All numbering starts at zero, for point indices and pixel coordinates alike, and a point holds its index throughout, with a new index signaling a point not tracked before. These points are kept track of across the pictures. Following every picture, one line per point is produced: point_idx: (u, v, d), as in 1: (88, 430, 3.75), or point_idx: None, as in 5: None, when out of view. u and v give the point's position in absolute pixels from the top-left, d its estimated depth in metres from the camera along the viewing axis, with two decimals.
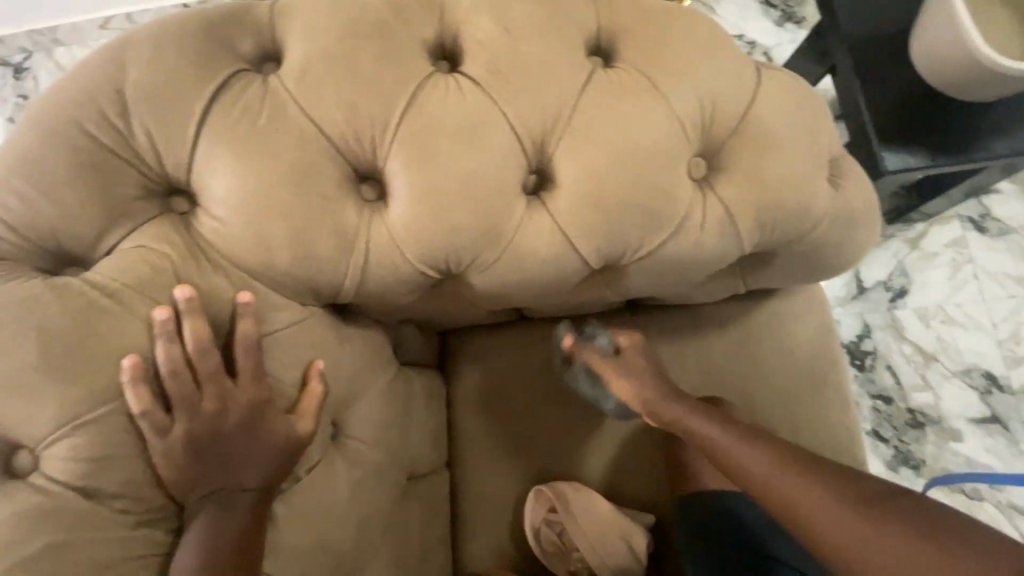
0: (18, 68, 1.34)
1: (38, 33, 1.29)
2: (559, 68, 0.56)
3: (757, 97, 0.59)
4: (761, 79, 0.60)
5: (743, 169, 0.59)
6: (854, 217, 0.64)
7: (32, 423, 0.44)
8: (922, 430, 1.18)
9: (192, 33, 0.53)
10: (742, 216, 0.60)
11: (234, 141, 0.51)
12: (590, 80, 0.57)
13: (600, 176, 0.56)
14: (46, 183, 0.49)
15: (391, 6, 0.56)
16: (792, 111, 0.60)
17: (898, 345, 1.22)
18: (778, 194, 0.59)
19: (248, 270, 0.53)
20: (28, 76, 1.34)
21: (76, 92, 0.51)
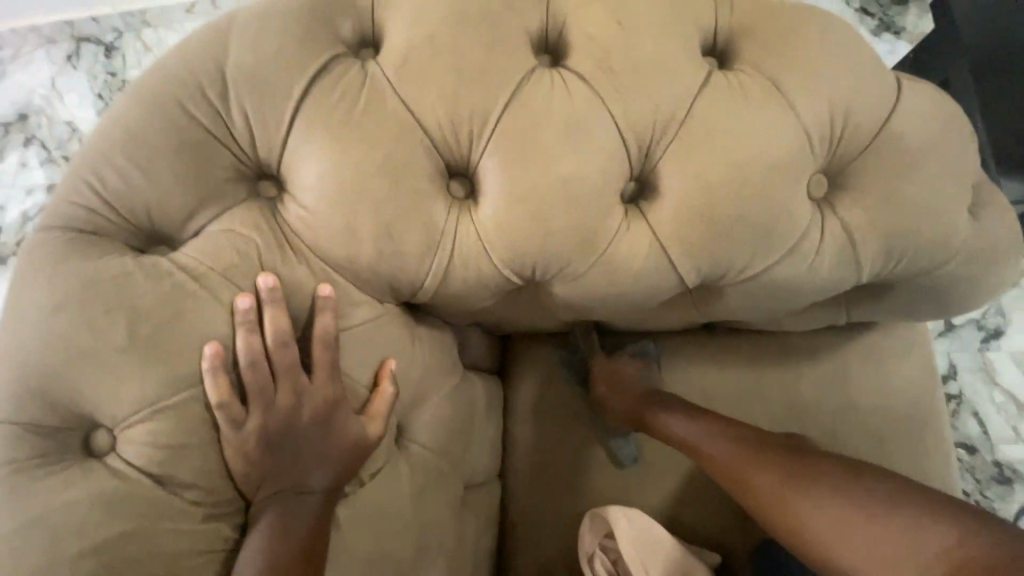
0: (110, 47, 1.40)
1: (131, 14, 1.39)
2: (673, 67, 0.52)
3: (895, 110, 0.53)
4: (900, 90, 0.54)
5: (870, 190, 0.53)
6: (994, 251, 0.56)
7: (113, 403, 0.44)
8: (1009, 486, 1.07)
9: (294, 14, 0.51)
10: (865, 242, 0.53)
11: (328, 128, 0.49)
12: (708, 82, 0.52)
13: (709, 189, 0.51)
14: (143, 160, 0.49)
15: None
16: (933, 127, 0.53)
17: (988, 391, 1.11)
18: (909, 221, 0.53)
19: (332, 262, 0.51)
20: (117, 55, 1.40)
21: (179, 70, 0.50)
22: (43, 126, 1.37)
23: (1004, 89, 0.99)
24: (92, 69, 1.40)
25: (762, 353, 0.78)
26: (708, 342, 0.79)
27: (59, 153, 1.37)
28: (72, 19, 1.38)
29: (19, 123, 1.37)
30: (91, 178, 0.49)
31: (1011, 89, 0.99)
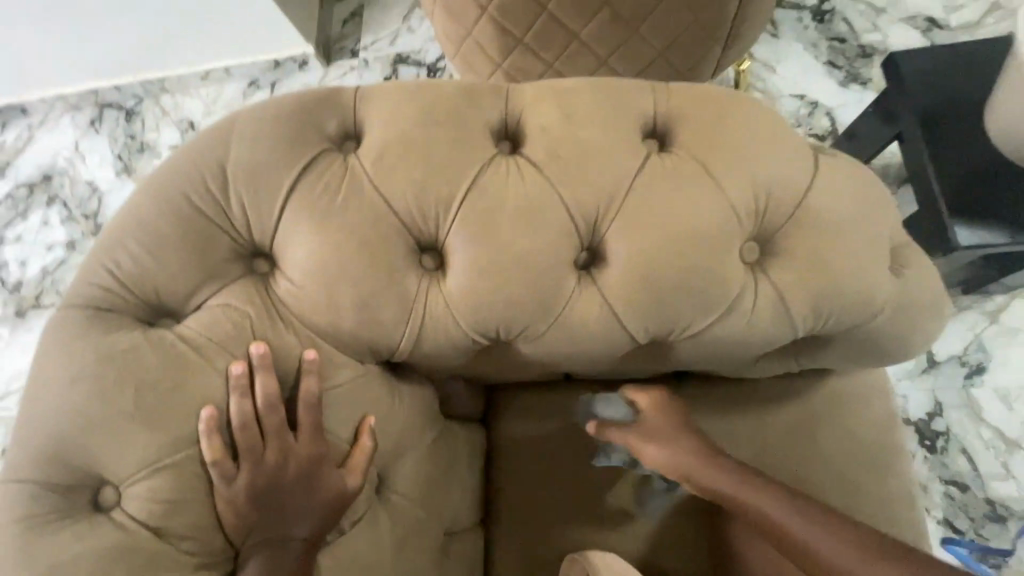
0: (130, 112, 1.53)
1: (150, 82, 1.49)
2: (615, 153, 0.59)
3: (814, 184, 0.60)
4: (819, 165, 0.61)
5: (797, 255, 0.59)
6: (918, 304, 0.62)
7: (119, 463, 0.49)
8: (1004, 524, 1.08)
9: (287, 116, 0.60)
10: (796, 301, 0.59)
11: (314, 214, 0.57)
12: (646, 165, 0.59)
13: (650, 258, 0.58)
14: (154, 245, 0.56)
15: (462, 94, 0.62)
16: (851, 197, 0.60)
17: (976, 427, 1.13)
18: (833, 282, 0.59)
19: (316, 330, 0.58)
20: (138, 118, 1.52)
21: (188, 167, 0.58)
22: (65, 186, 1.49)
23: (952, 143, 1.07)
24: (113, 133, 1.52)
25: (728, 399, 0.83)
26: (677, 388, 0.83)
27: (78, 211, 1.48)
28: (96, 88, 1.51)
29: (42, 184, 1.50)
30: (109, 261, 0.56)
31: (959, 143, 1.07)
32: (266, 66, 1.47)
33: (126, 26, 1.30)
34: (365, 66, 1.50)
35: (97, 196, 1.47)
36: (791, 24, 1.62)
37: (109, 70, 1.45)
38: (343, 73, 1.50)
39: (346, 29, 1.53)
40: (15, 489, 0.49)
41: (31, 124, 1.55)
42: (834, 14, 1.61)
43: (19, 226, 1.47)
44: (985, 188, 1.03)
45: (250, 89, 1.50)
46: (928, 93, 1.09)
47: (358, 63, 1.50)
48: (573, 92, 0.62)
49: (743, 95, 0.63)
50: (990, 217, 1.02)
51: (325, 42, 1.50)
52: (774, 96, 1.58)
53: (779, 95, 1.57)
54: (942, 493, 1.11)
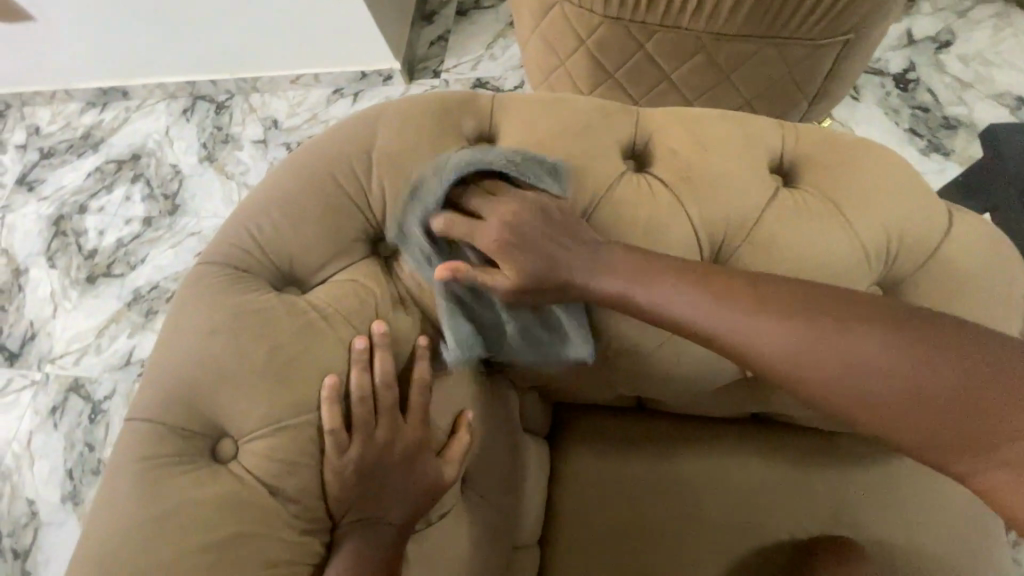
0: (220, 105, 1.63)
1: (244, 80, 1.59)
2: (746, 182, 0.60)
3: (946, 236, 0.59)
4: (951, 218, 0.60)
5: (923, 305, 0.58)
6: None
7: (243, 416, 0.51)
8: None
9: (430, 112, 0.63)
10: None
11: (448, 205, 0.59)
12: (776, 196, 0.60)
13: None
14: (295, 216, 0.59)
15: (597, 111, 0.64)
16: (982, 256, 0.59)
17: None
18: None
19: (434, 316, 0.59)
20: (226, 111, 1.62)
21: (333, 148, 0.61)
22: (151, 167, 1.58)
23: None
24: (202, 123, 1.62)
25: (808, 450, 0.80)
26: (755, 433, 0.82)
27: (158, 189, 1.57)
28: (193, 81, 1.62)
29: (131, 161, 1.60)
30: (250, 226, 0.59)
31: None
32: (353, 77, 1.55)
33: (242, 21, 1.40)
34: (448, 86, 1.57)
35: (178, 178, 1.56)
36: (873, 89, 1.62)
37: (211, 64, 1.55)
38: (425, 90, 1.57)
39: (431, 51, 1.61)
40: (141, 429, 0.51)
41: (128, 108, 1.67)
42: (918, 84, 1.61)
43: (103, 197, 1.56)
44: None
45: (334, 97, 1.59)
46: None
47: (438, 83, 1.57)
48: (704, 121, 0.64)
49: (871, 142, 0.64)
50: None
51: (410, 60, 1.58)
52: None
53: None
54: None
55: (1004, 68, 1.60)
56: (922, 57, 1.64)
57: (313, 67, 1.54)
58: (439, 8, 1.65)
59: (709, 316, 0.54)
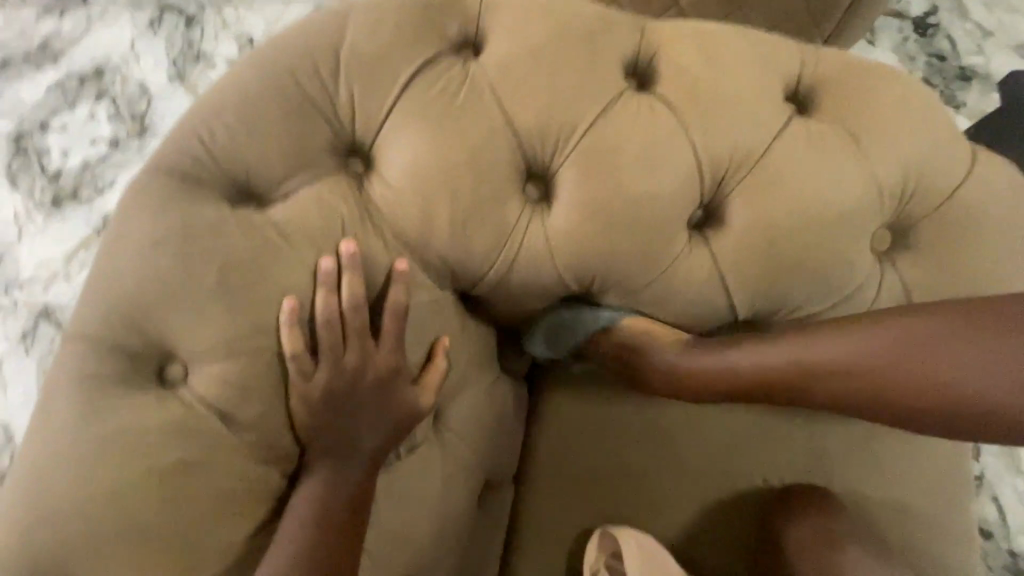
0: (190, 17, 1.41)
1: None
2: (756, 107, 0.54)
3: (968, 177, 0.54)
4: (976, 157, 0.56)
5: (932, 252, 0.55)
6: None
7: (193, 339, 0.47)
8: None
9: (409, 9, 0.55)
10: (921, 301, 0.55)
11: (426, 116, 0.53)
12: (788, 125, 0.54)
13: (773, 227, 0.54)
14: (251, 121, 0.52)
15: (598, 18, 0.57)
16: (1004, 200, 0.55)
17: (1012, 478, 1.03)
18: (965, 288, 0.54)
19: (406, 242, 0.54)
20: (198, 25, 1.41)
21: (297, 45, 0.54)
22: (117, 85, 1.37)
23: None
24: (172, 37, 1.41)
25: None
26: None
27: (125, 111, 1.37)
28: None
29: (94, 77, 1.37)
30: (201, 132, 0.53)
31: None
32: None
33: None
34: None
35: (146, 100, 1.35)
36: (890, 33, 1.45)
37: None
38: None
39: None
40: (82, 347, 0.46)
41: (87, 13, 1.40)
42: (937, 30, 1.45)
43: (63, 117, 1.35)
44: None
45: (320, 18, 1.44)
46: None
47: None
48: (718, 35, 0.57)
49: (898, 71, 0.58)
50: None
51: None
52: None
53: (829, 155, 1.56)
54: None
55: None
56: None
57: None
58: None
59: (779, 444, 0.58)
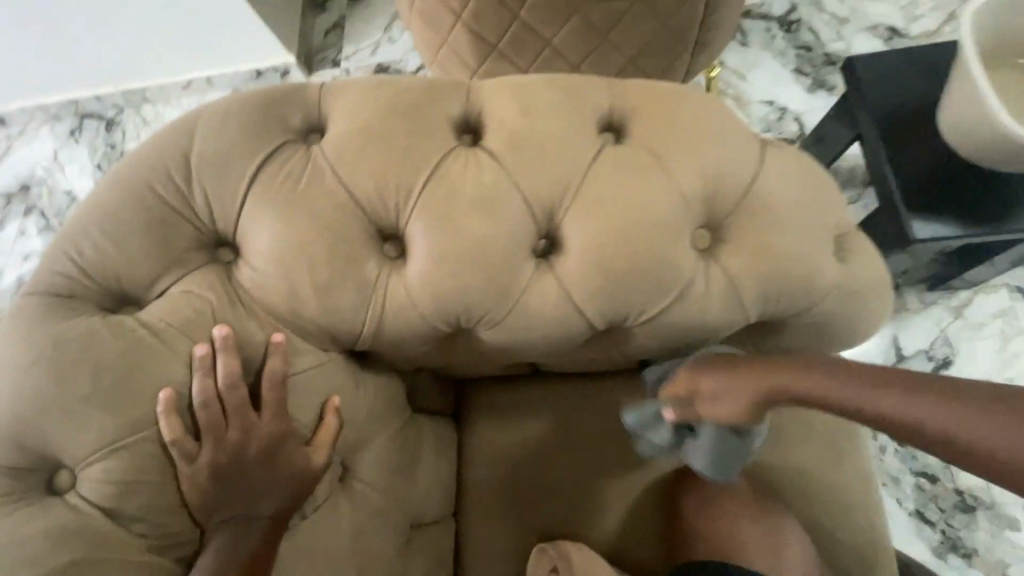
0: (109, 121, 1.70)
1: (129, 92, 1.66)
2: (569, 143, 0.62)
3: (760, 174, 0.63)
4: (767, 155, 0.64)
5: (747, 240, 0.62)
6: (859, 287, 0.66)
7: (74, 445, 0.51)
8: (972, 515, 1.14)
9: (252, 109, 0.62)
10: (745, 285, 0.62)
11: (276, 201, 0.58)
12: (599, 154, 0.62)
13: (603, 244, 0.60)
14: (115, 232, 0.57)
15: (424, 90, 0.64)
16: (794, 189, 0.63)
17: None
18: (781, 266, 0.62)
19: (278, 316, 0.59)
20: (117, 129, 1.70)
21: (152, 158, 0.59)
22: (40, 198, 1.67)
23: (908, 141, 1.12)
24: (92, 142, 1.69)
25: None
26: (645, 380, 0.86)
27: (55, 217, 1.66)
28: (71, 101, 1.69)
29: (19, 193, 1.68)
30: (70, 249, 0.57)
31: (913, 141, 1.11)
32: (249, 75, 1.64)
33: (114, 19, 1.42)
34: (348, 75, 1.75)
35: (70, 201, 1.63)
36: (760, 34, 1.87)
37: (93, 79, 1.62)
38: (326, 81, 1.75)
39: (327, 40, 1.77)
40: None
41: (9, 135, 1.73)
42: (799, 24, 1.86)
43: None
44: (942, 186, 1.07)
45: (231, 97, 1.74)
46: (883, 93, 1.15)
47: (343, 71, 1.73)
48: (531, 87, 0.65)
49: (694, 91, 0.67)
50: (945, 212, 1.06)
51: (307, 53, 1.73)
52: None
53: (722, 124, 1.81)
54: (938, 365, 1.46)
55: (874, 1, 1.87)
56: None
57: (202, 71, 1.61)
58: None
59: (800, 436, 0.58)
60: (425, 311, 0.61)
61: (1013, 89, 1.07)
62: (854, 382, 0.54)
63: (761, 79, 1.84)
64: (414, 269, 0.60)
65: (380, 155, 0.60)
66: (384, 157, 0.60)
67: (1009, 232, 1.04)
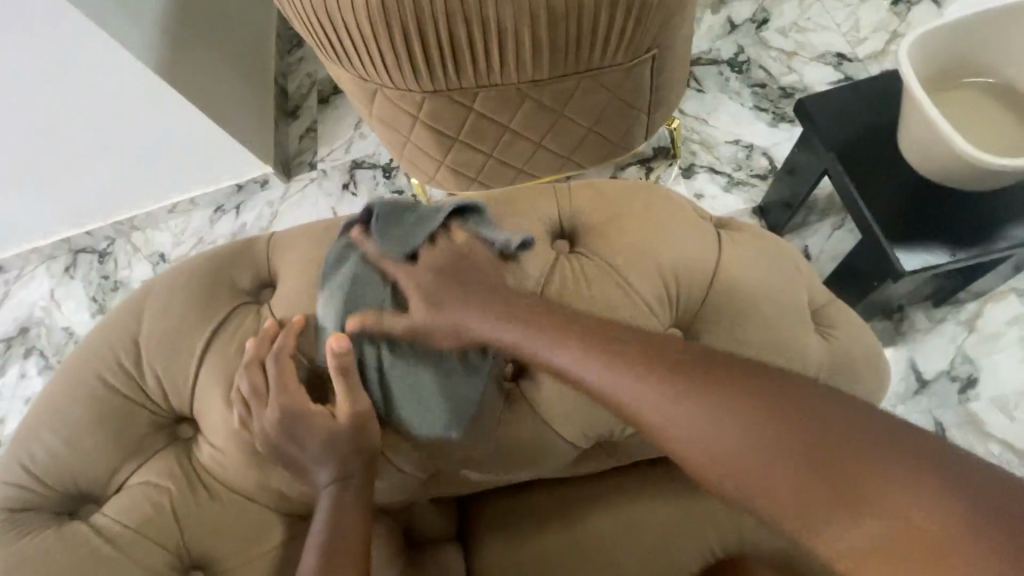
0: (102, 253, 1.81)
1: (120, 223, 1.78)
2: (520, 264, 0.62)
3: (716, 267, 0.61)
4: (723, 245, 0.63)
5: (718, 334, 0.61)
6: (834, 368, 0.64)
7: None
8: None
9: (199, 277, 0.61)
10: None
11: (229, 373, 0.57)
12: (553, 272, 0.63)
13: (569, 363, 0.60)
14: (67, 431, 0.56)
15: (370, 230, 0.64)
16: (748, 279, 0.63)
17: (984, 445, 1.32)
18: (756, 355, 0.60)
19: (245, 492, 0.57)
20: (110, 259, 1.80)
21: (101, 345, 0.59)
22: (41, 337, 1.73)
23: (874, 173, 1.11)
24: (87, 275, 1.79)
25: None
26: (651, 473, 0.82)
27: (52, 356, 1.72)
28: (66, 238, 1.79)
29: (20, 337, 1.74)
30: (24, 454, 0.56)
31: (879, 172, 1.11)
32: (230, 191, 1.78)
33: (95, 160, 1.52)
34: (324, 174, 1.81)
35: (70, 338, 1.70)
36: (713, 79, 1.92)
37: (84, 217, 1.73)
38: (304, 183, 1.81)
39: (304, 145, 1.85)
40: None
41: (6, 281, 1.82)
42: (749, 64, 1.92)
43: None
44: (920, 213, 1.06)
45: (216, 215, 1.81)
46: (839, 129, 1.15)
47: (317, 173, 1.82)
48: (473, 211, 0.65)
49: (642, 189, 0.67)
50: (929, 239, 1.04)
51: (285, 161, 1.82)
52: (691, 167, 1.82)
53: (694, 167, 1.81)
54: (962, 382, 1.39)
55: (817, 32, 1.94)
56: (748, 38, 1.95)
57: (184, 194, 1.75)
58: (301, 103, 1.90)
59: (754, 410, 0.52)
60: (408, 454, 0.62)
61: (958, 113, 1.09)
62: (630, 370, 0.56)
63: (722, 120, 1.87)
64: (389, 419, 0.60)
65: (332, 307, 0.59)
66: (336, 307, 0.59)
67: (998, 250, 1.01)
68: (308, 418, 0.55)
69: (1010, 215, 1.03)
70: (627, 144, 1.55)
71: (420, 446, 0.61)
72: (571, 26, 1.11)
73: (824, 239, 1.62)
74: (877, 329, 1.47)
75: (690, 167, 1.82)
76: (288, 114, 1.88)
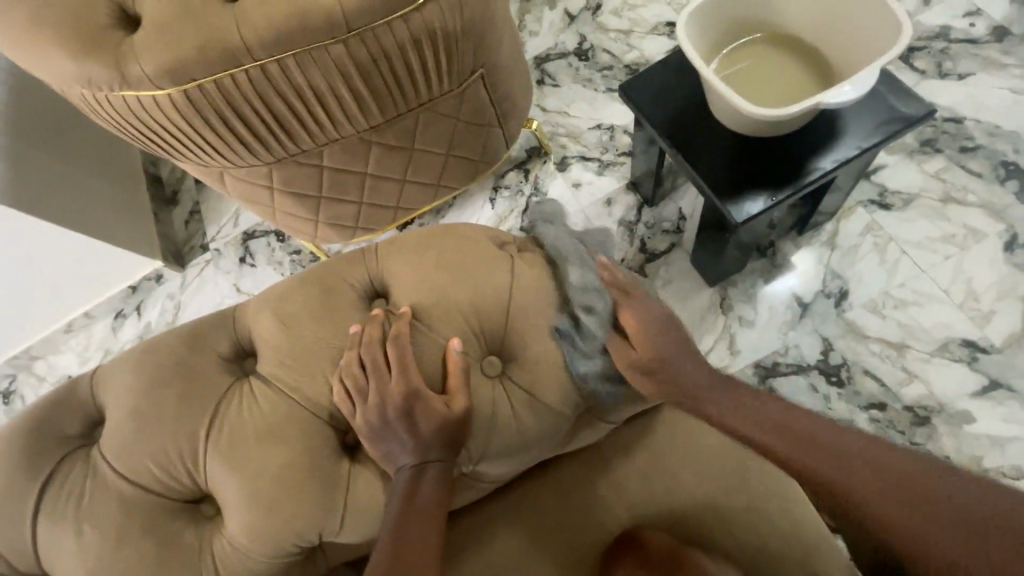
0: (6, 393, 1.71)
1: (17, 357, 1.72)
2: (319, 347, 0.75)
3: (517, 299, 0.79)
4: (522, 289, 0.79)
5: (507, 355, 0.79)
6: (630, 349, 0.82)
7: None
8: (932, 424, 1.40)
9: (24, 441, 0.69)
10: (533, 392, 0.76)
11: (66, 518, 0.67)
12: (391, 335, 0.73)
13: (413, 411, 0.70)
14: None
15: (179, 356, 0.73)
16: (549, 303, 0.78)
17: (868, 345, 1.47)
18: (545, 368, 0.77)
19: None
20: (16, 396, 1.71)
21: None
22: None
23: (695, 140, 1.19)
24: None
25: (587, 468, 0.87)
26: (545, 477, 0.87)
27: None
28: None
29: None
30: None
31: (698, 137, 1.19)
32: (126, 293, 1.75)
33: None
34: (218, 254, 1.77)
35: None
36: (564, 71, 1.99)
37: None
38: (200, 267, 1.77)
39: (190, 228, 1.80)
40: None
41: None
42: (594, 49, 2.01)
43: None
44: (740, 168, 1.15)
45: (118, 321, 1.74)
46: (662, 104, 1.22)
47: (211, 254, 1.78)
48: (285, 300, 0.77)
49: (432, 248, 0.81)
50: (754, 188, 1.14)
51: (176, 249, 1.77)
52: (565, 160, 1.87)
53: (567, 159, 1.87)
54: (836, 297, 1.52)
55: (647, 6, 2.04)
56: (588, 26, 2.04)
57: (80, 309, 1.71)
58: (178, 186, 1.84)
59: (808, 455, 0.69)
60: (264, 551, 0.68)
61: (746, 73, 1.19)
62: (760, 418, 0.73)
63: (580, 108, 1.94)
64: (236, 525, 0.68)
65: (149, 433, 0.69)
66: (150, 431, 0.69)
67: (809, 183, 1.13)
68: (160, 534, 0.67)
69: (813, 149, 1.14)
70: (491, 156, 1.60)
71: (274, 539, 0.67)
72: (386, 74, 1.14)
73: (692, 201, 1.75)
74: (754, 268, 1.57)
75: (563, 160, 1.88)
76: (165, 201, 1.81)
